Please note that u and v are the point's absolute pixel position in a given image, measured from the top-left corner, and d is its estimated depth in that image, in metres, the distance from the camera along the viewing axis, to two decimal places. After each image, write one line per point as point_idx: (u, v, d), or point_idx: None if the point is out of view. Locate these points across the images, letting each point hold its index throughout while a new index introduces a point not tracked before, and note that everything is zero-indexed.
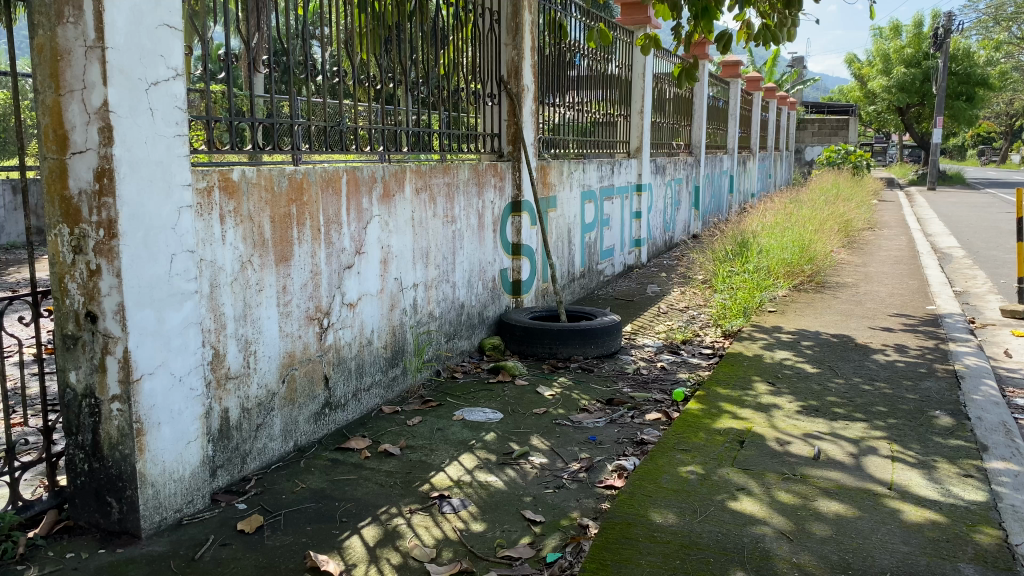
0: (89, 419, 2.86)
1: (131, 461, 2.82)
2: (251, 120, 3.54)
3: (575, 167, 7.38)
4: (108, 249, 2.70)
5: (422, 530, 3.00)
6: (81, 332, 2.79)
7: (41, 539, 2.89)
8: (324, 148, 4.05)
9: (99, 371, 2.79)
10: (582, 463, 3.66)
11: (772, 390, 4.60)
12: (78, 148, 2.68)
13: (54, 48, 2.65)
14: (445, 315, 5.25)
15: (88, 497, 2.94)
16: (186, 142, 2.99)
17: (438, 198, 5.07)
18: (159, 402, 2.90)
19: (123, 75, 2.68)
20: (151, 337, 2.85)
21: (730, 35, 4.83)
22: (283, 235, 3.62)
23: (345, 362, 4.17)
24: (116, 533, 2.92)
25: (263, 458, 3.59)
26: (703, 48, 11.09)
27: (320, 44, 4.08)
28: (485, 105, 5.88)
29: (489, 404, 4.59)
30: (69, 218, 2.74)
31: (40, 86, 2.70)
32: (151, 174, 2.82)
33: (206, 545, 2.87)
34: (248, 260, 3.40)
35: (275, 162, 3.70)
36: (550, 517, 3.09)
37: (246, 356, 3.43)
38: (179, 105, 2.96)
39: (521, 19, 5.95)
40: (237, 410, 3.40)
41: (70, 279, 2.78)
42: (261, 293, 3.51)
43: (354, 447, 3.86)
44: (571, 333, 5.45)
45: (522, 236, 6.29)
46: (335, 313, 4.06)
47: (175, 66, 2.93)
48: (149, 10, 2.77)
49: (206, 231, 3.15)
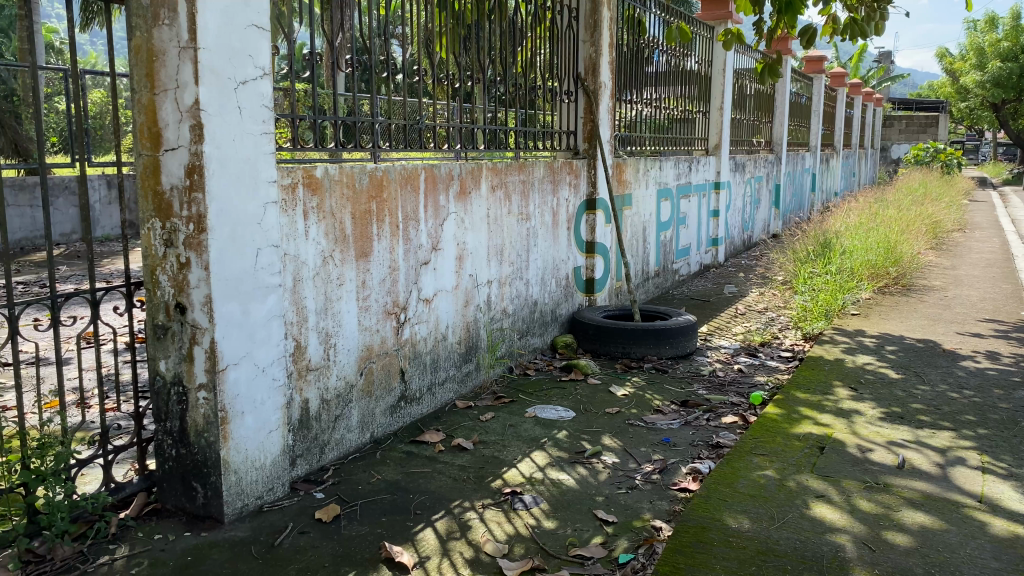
0: (177, 406, 2.97)
1: (216, 448, 2.92)
2: (333, 119, 3.62)
3: (652, 164, 7.29)
4: (197, 243, 2.80)
5: (495, 526, 3.02)
6: (172, 323, 2.91)
7: (131, 520, 3.01)
8: (402, 146, 4.10)
9: (188, 359, 2.90)
10: (656, 464, 3.62)
11: (853, 395, 4.46)
12: (170, 145, 2.79)
13: (150, 48, 2.76)
14: (519, 312, 5.26)
15: (175, 481, 3.05)
16: (272, 140, 3.08)
17: (514, 195, 5.08)
18: (242, 392, 2.99)
19: (213, 75, 2.76)
20: (236, 328, 2.94)
21: (814, 31, 4.69)
22: (363, 231, 3.69)
23: (420, 356, 4.23)
24: (201, 517, 3.03)
25: (341, 448, 3.67)
26: (786, 44, 10.85)
27: (400, 43, 4.14)
28: (562, 102, 5.86)
29: (562, 402, 4.58)
30: (161, 212, 2.85)
31: (136, 85, 2.82)
32: (239, 171, 2.91)
33: (285, 533, 2.95)
34: (329, 255, 3.48)
35: (354, 160, 3.76)
36: (622, 518, 3.07)
37: (326, 348, 3.51)
38: (266, 104, 3.04)
39: (599, 15, 5.93)
40: (317, 402, 3.48)
41: (162, 271, 2.89)
42: (341, 287, 3.58)
43: (428, 440, 3.91)
44: (645, 333, 5.41)
45: (596, 234, 6.25)
46: (411, 308, 4.12)
47: (263, 65, 3.01)
48: (239, 11, 2.86)
49: (290, 226, 3.24)
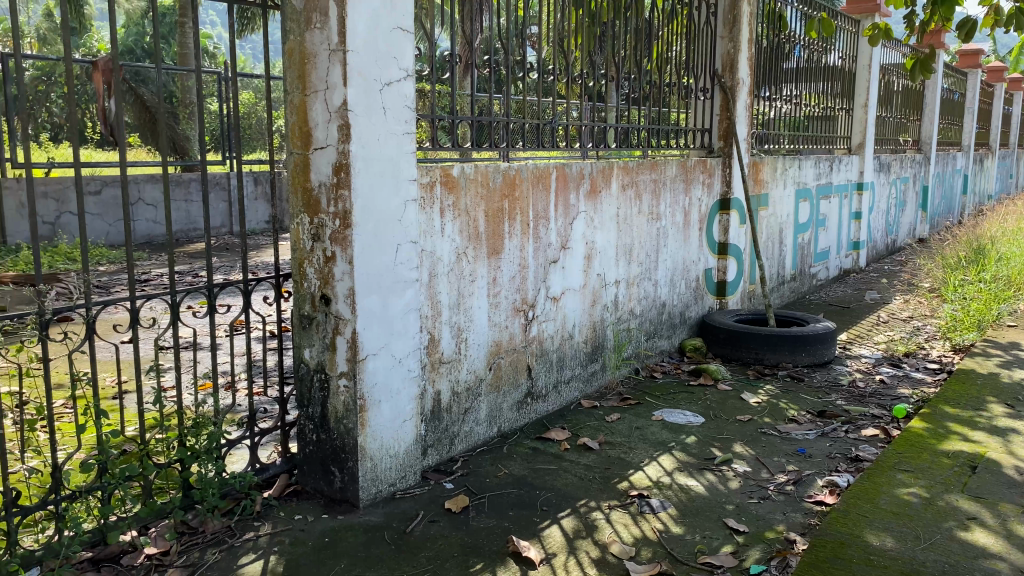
0: (319, 393, 3.11)
1: (354, 435, 3.04)
2: (465, 118, 3.68)
3: (790, 164, 7.04)
4: (342, 237, 2.92)
5: (622, 528, 3.00)
6: (317, 313, 3.04)
7: (274, 499, 3.17)
8: (532, 144, 4.13)
9: (330, 348, 3.03)
10: (789, 475, 3.49)
11: (1010, 413, 4.16)
12: (320, 144, 2.92)
13: (303, 51, 2.90)
14: (647, 313, 5.20)
15: (315, 465, 3.20)
16: (413, 139, 3.17)
17: (645, 195, 5.03)
18: (379, 381, 3.09)
19: (360, 77, 2.87)
20: (376, 320, 3.04)
21: (973, 23, 4.39)
22: (495, 229, 3.74)
23: (548, 354, 4.25)
24: (337, 500, 3.16)
25: (470, 441, 3.75)
26: (939, 36, 10.24)
27: (533, 43, 4.16)
28: (697, 100, 5.76)
29: (690, 406, 4.50)
30: (309, 208, 2.99)
31: (290, 87, 2.96)
32: (382, 169, 3.01)
33: (416, 521, 3.03)
34: (463, 252, 3.55)
35: (483, 159, 3.81)
36: (754, 528, 2.99)
37: (458, 343, 3.59)
38: (408, 104, 3.13)
39: (739, 11, 5.78)
40: (448, 394, 3.57)
41: (309, 264, 3.04)
42: (474, 283, 3.65)
43: (554, 438, 3.92)
44: (780, 339, 5.24)
45: (730, 235, 6.09)
46: (540, 306, 4.15)
47: (406, 66, 3.10)
48: (386, 14, 2.96)
49: (427, 222, 3.33)
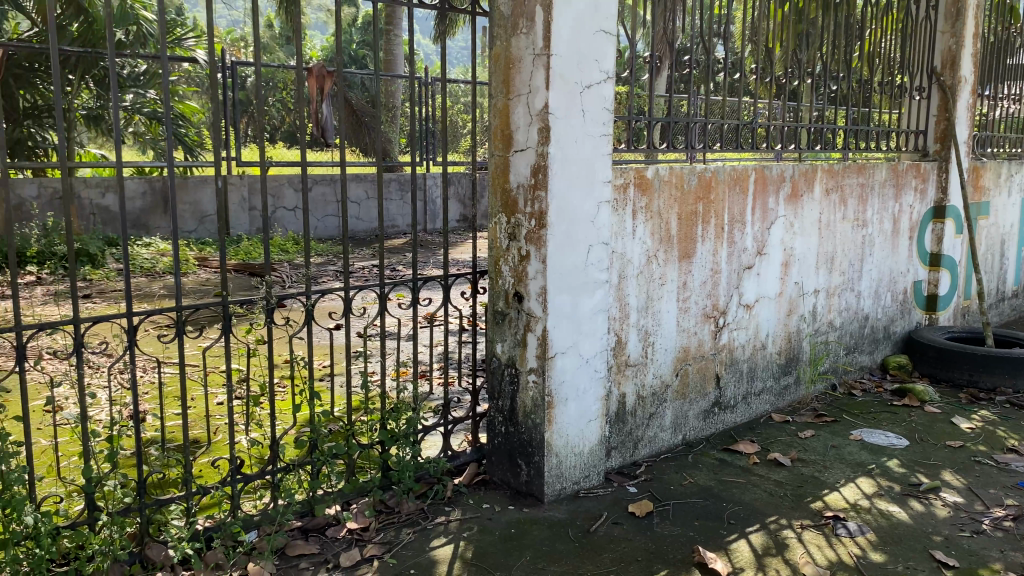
0: (510, 387, 3.20)
1: (541, 431, 3.10)
2: (647, 120, 3.63)
3: (1017, 169, 6.42)
4: (537, 237, 2.98)
5: (815, 549, 2.87)
6: (510, 310, 3.13)
7: (464, 487, 3.29)
8: (717, 146, 4.00)
9: (521, 345, 3.11)
10: (1008, 511, 3.19)
11: None
12: (520, 146, 3.00)
13: (508, 56, 2.99)
14: (846, 326, 4.92)
15: (503, 457, 3.29)
16: (611, 141, 3.17)
17: (849, 200, 4.75)
18: (567, 380, 3.13)
19: (562, 80, 2.92)
20: (566, 320, 3.09)
21: None
22: (688, 232, 3.68)
23: (737, 363, 4.13)
24: (523, 493, 3.23)
25: (654, 446, 3.71)
26: None
27: (723, 42, 4.02)
28: (910, 100, 5.38)
29: (892, 428, 4.21)
30: (507, 208, 3.08)
31: (494, 90, 3.07)
32: (579, 170, 3.04)
33: (600, 521, 3.05)
34: (654, 255, 3.52)
35: (664, 161, 3.74)
36: (966, 564, 2.75)
37: (646, 346, 3.56)
38: (607, 106, 3.14)
39: (963, 3, 5.34)
40: (634, 398, 3.55)
41: (504, 262, 3.13)
42: (664, 287, 3.61)
43: (742, 450, 3.80)
44: (999, 360, 4.80)
45: (943, 246, 5.64)
46: (732, 313, 4.03)
47: (607, 69, 3.11)
48: (589, 17, 2.99)
49: (620, 224, 3.33)
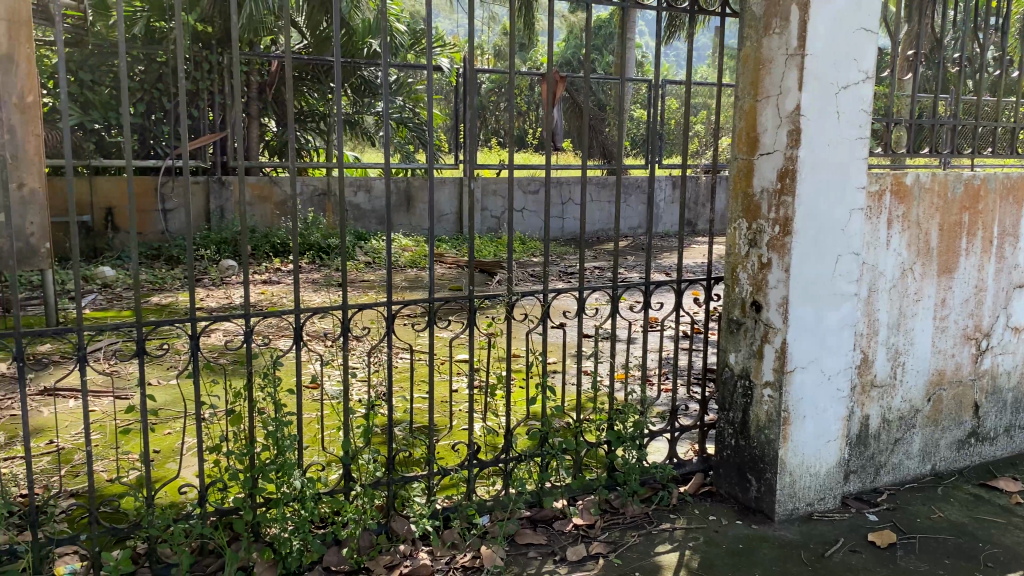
0: (742, 399, 3.11)
1: (776, 447, 2.98)
2: (906, 123, 3.38)
3: None
4: (781, 244, 2.87)
5: None
6: (746, 318, 3.05)
7: (689, 496, 3.24)
8: (989, 151, 3.64)
9: (757, 356, 3.01)
10: None
11: None
12: (767, 149, 2.90)
13: (759, 58, 2.91)
14: None
15: (732, 469, 3.20)
16: (867, 145, 2.97)
17: None
18: (807, 397, 2.98)
19: (817, 82, 2.79)
20: (809, 333, 2.94)
21: None
22: (950, 245, 3.38)
23: (1001, 392, 3.74)
24: (752, 509, 3.12)
25: (898, 474, 3.45)
26: None
27: (999, 37, 3.65)
28: None
29: None
30: (749, 213, 3.00)
31: (741, 92, 2.99)
32: (831, 176, 2.89)
33: (836, 546, 2.88)
34: (910, 268, 3.27)
35: (921, 166, 3.47)
36: None
37: (894, 366, 3.32)
38: (866, 108, 2.95)
39: None
40: (878, 420, 3.32)
41: (743, 268, 3.05)
42: (919, 303, 3.34)
43: (1003, 488, 3.44)
44: None
45: None
46: (997, 335, 3.65)
47: (868, 68, 2.92)
48: (850, 14, 2.82)
49: (873, 234, 3.12)
